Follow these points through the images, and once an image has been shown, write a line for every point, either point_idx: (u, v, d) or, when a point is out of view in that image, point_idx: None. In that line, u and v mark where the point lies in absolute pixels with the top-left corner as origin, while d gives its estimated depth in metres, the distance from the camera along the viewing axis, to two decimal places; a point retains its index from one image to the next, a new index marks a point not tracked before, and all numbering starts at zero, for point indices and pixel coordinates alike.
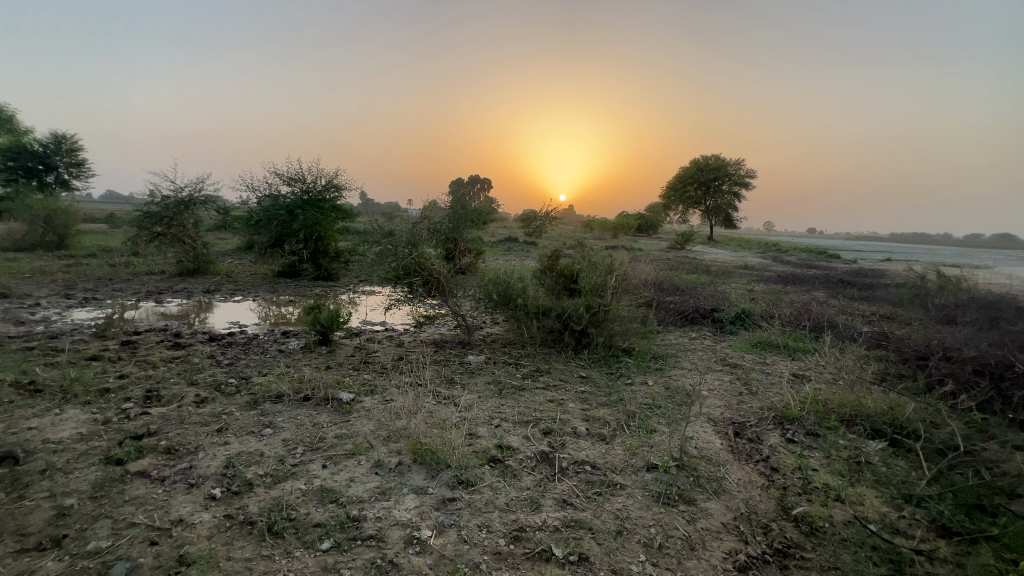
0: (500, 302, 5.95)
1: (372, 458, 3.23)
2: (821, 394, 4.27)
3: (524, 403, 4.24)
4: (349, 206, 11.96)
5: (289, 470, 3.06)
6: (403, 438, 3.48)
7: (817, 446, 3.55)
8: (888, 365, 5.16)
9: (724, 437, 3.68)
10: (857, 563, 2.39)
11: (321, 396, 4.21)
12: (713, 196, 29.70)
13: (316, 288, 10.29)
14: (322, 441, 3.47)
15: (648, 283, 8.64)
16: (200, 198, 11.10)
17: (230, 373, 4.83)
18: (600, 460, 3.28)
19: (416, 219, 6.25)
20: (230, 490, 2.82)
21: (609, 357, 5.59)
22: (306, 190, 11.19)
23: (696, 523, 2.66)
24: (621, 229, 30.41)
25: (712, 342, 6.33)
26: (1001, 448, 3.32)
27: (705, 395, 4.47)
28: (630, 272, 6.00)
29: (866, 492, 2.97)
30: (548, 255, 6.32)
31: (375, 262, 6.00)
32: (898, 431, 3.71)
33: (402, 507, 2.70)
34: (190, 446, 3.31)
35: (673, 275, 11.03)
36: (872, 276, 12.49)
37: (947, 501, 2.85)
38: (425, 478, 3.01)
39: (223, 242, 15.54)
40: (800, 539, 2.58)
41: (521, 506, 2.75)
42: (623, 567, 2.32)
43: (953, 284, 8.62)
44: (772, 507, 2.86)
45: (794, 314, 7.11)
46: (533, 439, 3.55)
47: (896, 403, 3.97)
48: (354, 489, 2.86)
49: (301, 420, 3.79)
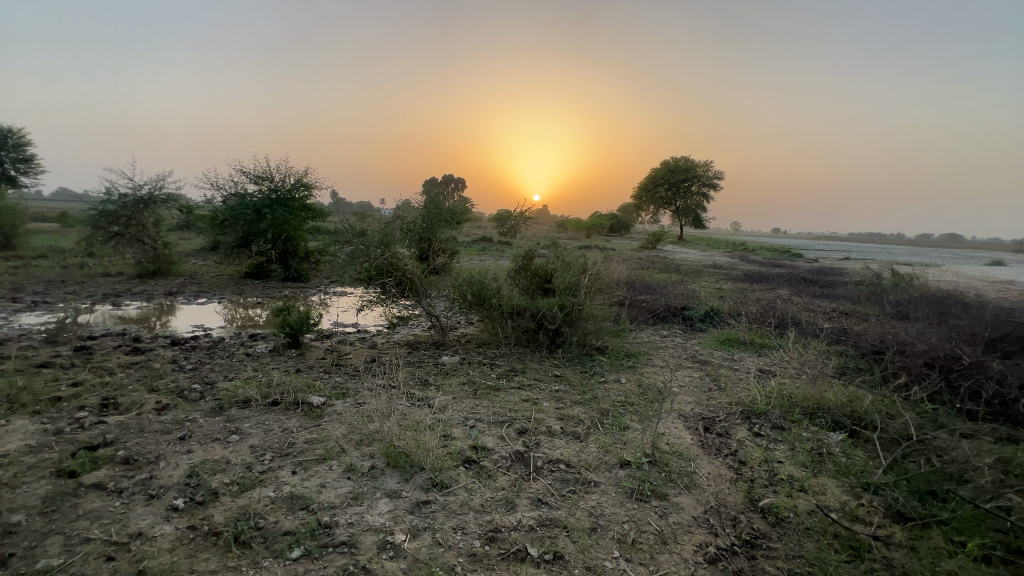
0: (474, 302, 5.93)
1: (344, 463, 3.16)
2: (785, 388, 4.43)
3: (499, 402, 4.24)
4: (318, 205, 11.70)
5: (257, 477, 2.96)
6: (376, 441, 3.42)
7: (782, 438, 3.68)
8: (847, 359, 5.39)
9: (694, 432, 3.76)
10: (819, 551, 2.48)
11: (290, 400, 4.10)
12: (683, 196, 30.38)
13: (286, 289, 10.04)
14: (291, 446, 3.38)
15: (621, 282, 8.77)
16: (161, 197, 10.65)
17: (193, 378, 4.65)
18: (574, 459, 3.30)
19: (389, 218, 6.15)
20: (193, 500, 2.72)
21: (583, 356, 5.65)
22: (274, 189, 10.89)
23: (668, 518, 2.71)
24: (594, 229, 30.74)
25: (683, 340, 6.49)
26: (950, 437, 3.51)
27: (676, 392, 4.57)
28: (602, 271, 6.09)
29: (827, 482, 3.10)
30: (522, 254, 6.33)
31: (346, 262, 5.87)
32: (856, 423, 3.88)
33: (375, 512, 2.66)
34: (150, 456, 3.17)
35: (645, 275, 11.23)
36: (833, 275, 12.97)
37: (902, 488, 3.00)
38: (398, 481, 2.97)
39: (186, 242, 14.95)
40: (766, 529, 2.67)
41: (496, 506, 2.74)
42: (598, 563, 2.34)
43: (907, 281, 9.07)
44: (741, 499, 2.94)
45: (760, 311, 7.35)
46: (508, 439, 3.55)
47: (854, 396, 4.15)
48: (325, 495, 2.80)
49: (270, 426, 3.69)
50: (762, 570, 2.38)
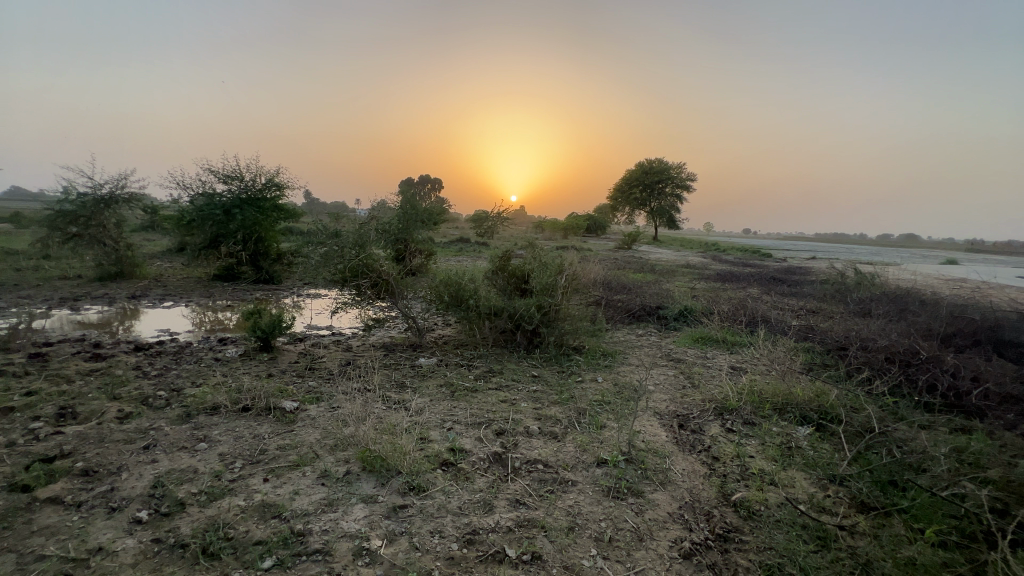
0: (451, 303, 5.89)
1: (318, 468, 3.09)
2: (755, 384, 4.55)
3: (477, 404, 4.23)
4: (291, 205, 11.43)
5: (226, 486, 2.87)
6: (351, 445, 3.36)
7: (753, 433, 3.78)
8: (813, 355, 5.58)
9: (669, 429, 3.83)
10: (789, 542, 2.56)
11: (262, 406, 3.99)
12: (657, 197, 30.92)
13: (257, 291, 9.78)
14: (263, 453, 3.29)
15: (597, 282, 8.86)
16: (123, 196, 10.23)
17: (158, 385, 4.46)
18: (552, 458, 3.32)
19: (364, 219, 6.05)
20: (158, 511, 2.61)
21: (560, 356, 5.68)
22: (245, 189, 10.58)
23: (643, 515, 2.75)
24: (572, 230, 30.98)
25: (658, 339, 6.59)
26: (909, 429, 3.67)
27: (651, 390, 4.64)
28: (579, 272, 6.14)
29: (796, 475, 3.20)
30: (499, 255, 6.33)
31: (319, 264, 5.74)
32: (823, 417, 4.02)
33: (350, 517, 2.61)
34: (112, 467, 3.03)
35: (621, 275, 11.38)
36: (801, 274, 13.38)
37: (865, 479, 3.12)
38: (375, 486, 2.92)
39: (150, 244, 14.39)
40: (739, 523, 2.73)
41: (474, 508, 2.73)
42: (576, 563, 2.36)
43: (869, 279, 9.46)
44: (714, 494, 3.01)
45: (731, 310, 7.54)
46: (486, 440, 3.55)
47: (821, 390, 4.29)
48: (298, 502, 2.73)
49: (240, 432, 3.58)
50: (735, 563, 2.44)
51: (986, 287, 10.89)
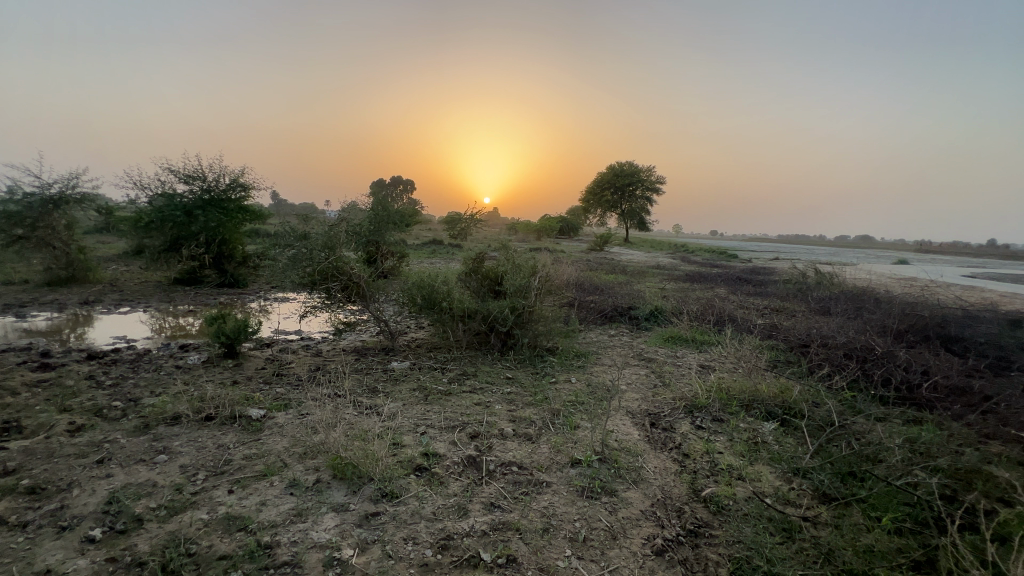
0: (424, 306, 5.83)
1: (286, 478, 3.00)
2: (723, 382, 4.68)
3: (451, 407, 4.19)
4: (257, 206, 11.06)
5: (188, 499, 2.75)
6: (321, 453, 3.28)
7: (721, 430, 3.88)
8: (778, 352, 5.77)
9: (641, 428, 3.89)
10: (756, 535, 2.63)
11: (226, 414, 3.85)
12: (628, 200, 31.50)
13: (221, 295, 9.44)
14: (228, 463, 3.17)
15: (569, 283, 8.94)
16: (75, 197, 9.70)
17: (114, 395, 4.23)
18: (526, 460, 3.32)
19: (333, 220, 5.90)
20: (113, 528, 2.48)
21: (534, 357, 5.70)
22: (207, 189, 10.16)
23: (617, 513, 2.78)
24: (544, 232, 31.16)
25: (630, 339, 6.70)
26: (866, 422, 3.84)
27: (624, 389, 4.71)
28: (552, 273, 6.18)
29: (763, 469, 3.30)
30: (472, 257, 6.30)
31: (287, 266, 5.58)
32: (787, 412, 4.17)
33: (320, 527, 2.54)
34: (62, 483, 2.86)
35: (593, 276, 11.55)
36: (765, 274, 13.86)
37: (827, 471, 3.25)
38: (346, 494, 2.86)
39: (104, 246, 13.68)
40: (709, 518, 2.80)
41: (448, 513, 2.70)
42: (551, 564, 2.36)
43: (828, 279, 9.85)
44: (685, 491, 3.07)
45: (700, 310, 7.74)
46: (460, 444, 3.51)
47: (785, 387, 4.45)
48: (265, 514, 2.64)
49: (203, 442, 3.44)
50: (705, 557, 2.49)
51: (935, 286, 11.49)
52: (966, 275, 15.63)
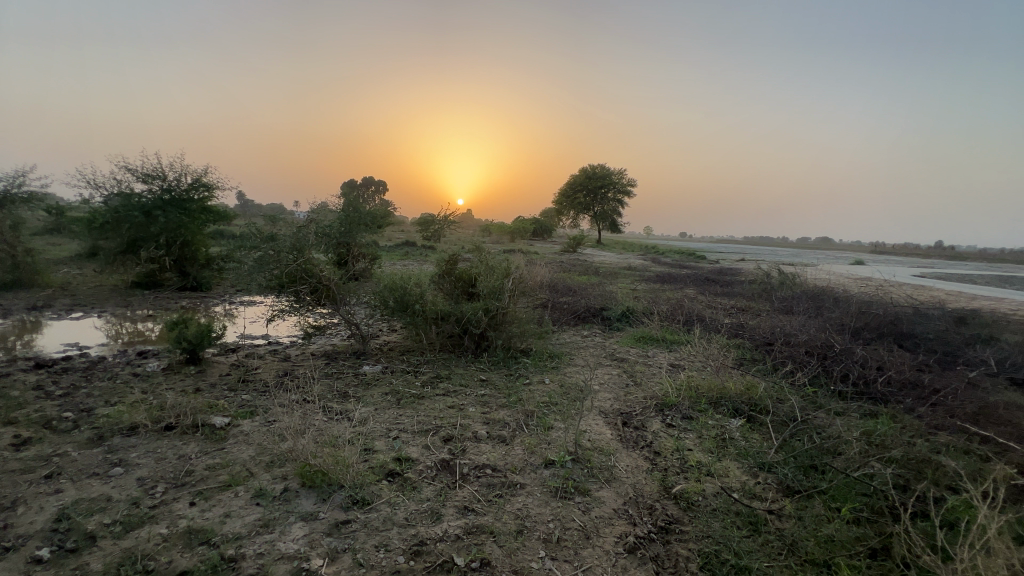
0: (396, 308, 5.76)
1: (252, 488, 2.90)
2: (692, 380, 4.79)
3: (424, 411, 4.15)
4: (221, 207, 10.67)
5: (146, 513, 2.62)
6: (289, 461, 3.18)
7: (691, 427, 3.97)
8: (744, 350, 5.94)
9: (613, 427, 3.94)
10: (724, 529, 2.70)
11: (187, 423, 3.69)
12: (600, 202, 31.96)
13: (183, 299, 9.07)
14: (189, 474, 3.04)
15: (543, 285, 9.00)
16: (21, 196, 9.12)
17: (64, 406, 4.00)
18: (500, 462, 3.31)
19: (302, 221, 5.75)
20: (62, 548, 2.34)
21: (508, 359, 5.71)
22: (167, 189, 9.70)
23: (590, 513, 2.81)
24: (518, 234, 31.20)
25: (602, 339, 6.79)
26: (827, 417, 4.00)
27: (596, 389, 4.77)
28: (525, 275, 6.21)
29: (730, 465, 3.39)
30: (446, 259, 6.26)
31: (253, 269, 5.41)
32: (753, 408, 4.30)
33: (288, 538, 2.47)
34: (5, 502, 2.68)
35: (566, 278, 11.67)
36: (732, 275, 14.30)
37: (790, 464, 3.36)
38: (315, 502, 2.78)
39: (53, 248, 12.91)
40: (679, 514, 2.85)
41: (421, 518, 2.67)
42: (524, 565, 2.36)
43: (790, 279, 10.24)
44: (656, 488, 3.12)
45: (670, 310, 7.91)
46: (433, 447, 3.48)
47: (750, 384, 4.59)
48: (230, 526, 2.54)
49: (162, 453, 3.28)
50: (676, 553, 2.53)
51: (889, 285, 12.10)
52: (917, 275, 16.52)
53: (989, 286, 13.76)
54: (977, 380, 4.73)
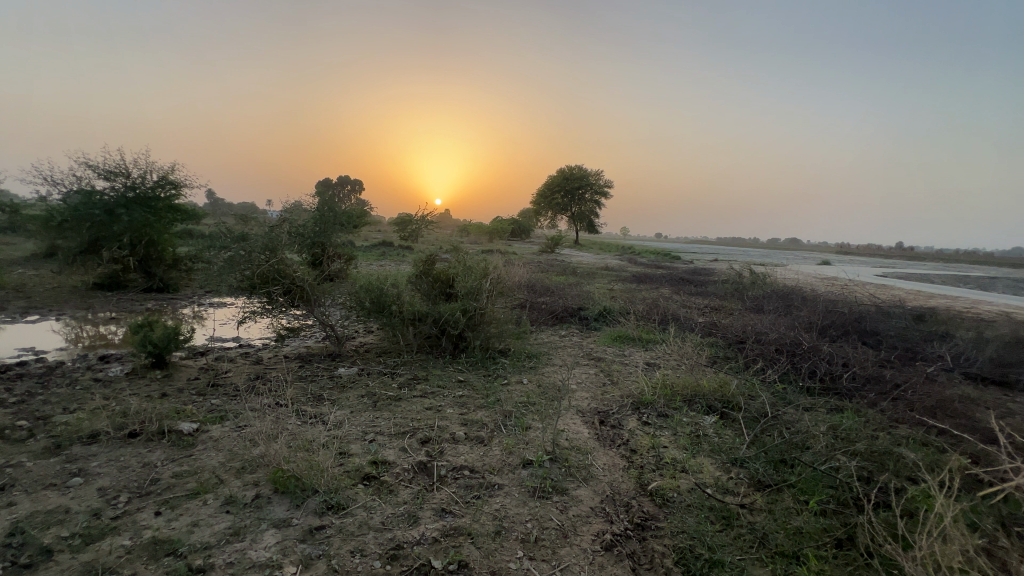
0: (372, 309, 5.68)
1: (222, 495, 2.82)
2: (667, 378, 4.88)
3: (401, 413, 4.10)
4: (190, 205, 10.31)
5: (108, 525, 2.51)
6: (261, 466, 3.10)
7: (666, 425, 4.04)
8: (717, 348, 6.07)
9: (591, 426, 3.97)
10: (698, 524, 2.75)
11: (153, 430, 3.56)
12: (578, 203, 32.22)
13: (149, 301, 8.73)
14: (155, 483, 2.93)
15: (521, 285, 9.02)
16: None
17: (18, 414, 3.80)
18: (478, 463, 3.30)
19: (274, 220, 5.61)
20: (16, 563, 2.22)
21: (486, 359, 5.69)
22: (132, 187, 9.28)
23: (568, 511, 2.82)
24: (496, 234, 31.17)
25: (580, 338, 6.84)
26: (795, 412, 4.13)
27: (574, 389, 4.80)
28: (503, 275, 6.21)
29: (704, 461, 3.46)
30: (423, 259, 6.20)
31: (223, 269, 5.25)
32: (725, 405, 4.39)
33: (260, 546, 2.40)
34: None
35: (544, 277, 11.73)
36: (706, 275, 14.59)
37: (761, 459, 3.45)
38: (288, 508, 2.72)
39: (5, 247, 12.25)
40: (655, 511, 2.89)
41: (397, 522, 2.63)
42: (502, 566, 2.36)
43: (761, 278, 10.52)
44: (633, 485, 3.16)
45: (646, 309, 8.03)
46: (410, 450, 3.44)
47: (723, 381, 4.69)
48: (198, 535, 2.46)
49: (125, 462, 3.15)
50: (652, 550, 2.57)
51: (854, 285, 12.55)
52: (880, 275, 17.15)
53: (946, 285, 14.43)
54: (934, 375, 4.96)
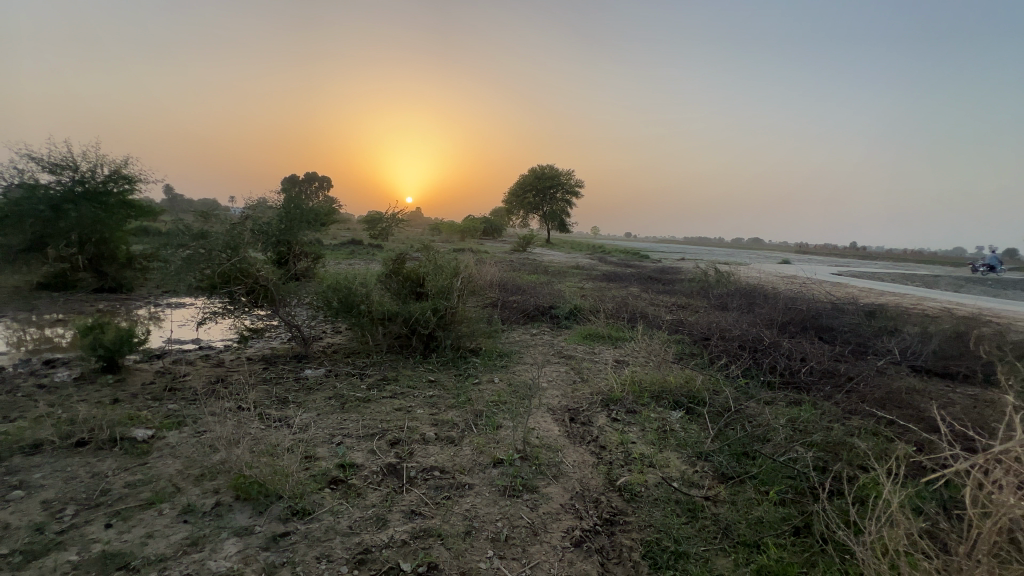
0: (340, 309, 5.56)
1: (179, 504, 2.70)
2: (636, 374, 4.97)
3: (370, 414, 4.02)
4: (145, 201, 9.81)
5: (52, 540, 2.37)
6: (222, 473, 2.99)
7: (634, 421, 4.11)
8: (683, 344, 6.23)
9: (561, 424, 4.01)
10: (665, 517, 2.82)
11: (103, 438, 3.37)
12: (549, 202, 32.43)
13: (100, 302, 8.27)
14: (106, 493, 2.78)
15: (493, 284, 9.01)
16: None
17: None
18: (448, 463, 3.27)
19: (237, 218, 5.41)
20: None
21: (457, 358, 5.66)
22: (80, 181, 8.73)
23: (538, 509, 2.84)
24: (468, 233, 31.00)
25: (551, 337, 6.90)
26: (757, 406, 4.28)
27: (545, 387, 4.83)
28: (474, 274, 6.20)
29: (670, 455, 3.54)
30: (393, 258, 6.11)
31: (182, 268, 5.03)
32: (691, 400, 4.51)
33: (220, 555, 2.31)
34: None
35: (516, 276, 11.76)
36: (673, 274, 14.93)
37: (725, 452, 3.56)
38: (250, 515, 2.63)
39: None
40: (623, 506, 2.94)
41: (366, 526, 2.59)
42: (472, 566, 2.35)
43: (726, 277, 10.84)
44: (602, 481, 3.20)
45: (615, 307, 8.17)
46: (379, 452, 3.39)
47: (689, 377, 4.82)
48: (152, 547, 2.35)
49: (71, 473, 2.98)
50: (620, 544, 2.61)
51: (812, 283, 13.09)
52: (836, 273, 17.95)
53: (896, 283, 15.18)
54: (884, 369, 5.23)
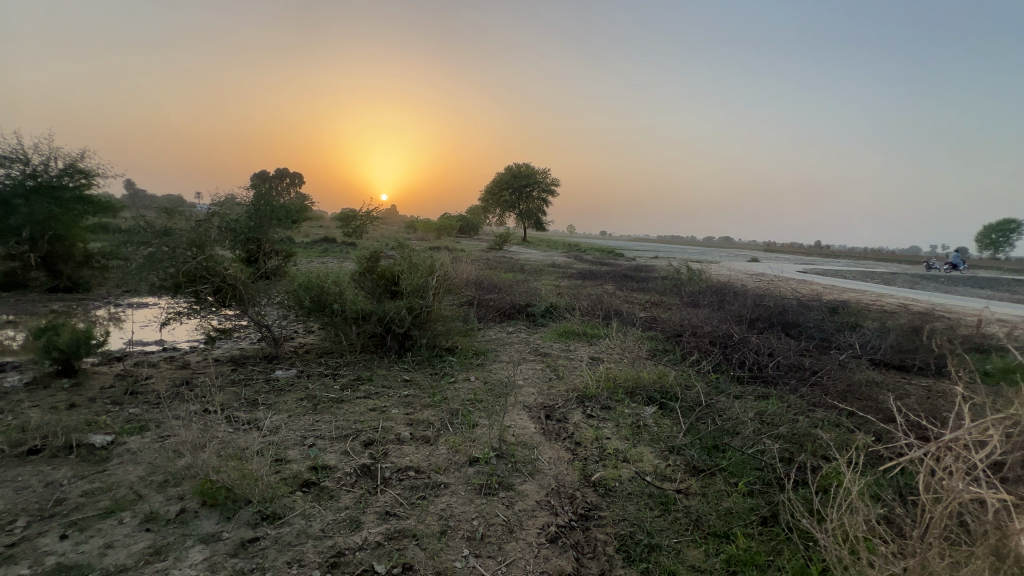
0: (312, 308, 5.44)
1: (141, 512, 2.59)
2: (611, 371, 5.04)
3: (343, 415, 3.95)
4: (105, 197, 9.38)
5: (1, 554, 2.24)
6: (187, 478, 2.89)
7: (609, 417, 4.17)
8: (657, 341, 6.35)
9: (537, 421, 4.03)
10: (638, 511, 2.86)
11: (58, 445, 3.21)
12: (525, 200, 32.46)
13: (55, 302, 7.86)
14: (61, 503, 2.65)
15: (468, 282, 8.96)
16: None
17: None
18: (423, 463, 3.24)
19: (203, 214, 5.24)
20: None
21: (432, 357, 5.61)
22: (32, 175, 8.28)
23: (514, 506, 2.85)
24: (444, 231, 30.75)
25: (527, 334, 6.92)
26: (727, 401, 4.39)
27: (521, 385, 4.85)
28: (450, 271, 6.15)
29: (644, 450, 3.60)
30: (367, 255, 6.01)
31: (143, 267, 4.83)
32: (664, 395, 4.60)
33: (185, 564, 2.23)
34: None
35: (492, 274, 11.74)
36: (647, 272, 15.16)
37: (696, 445, 3.65)
38: (217, 521, 2.55)
39: None
40: (598, 501, 2.98)
41: (338, 528, 2.54)
42: (447, 566, 2.33)
43: (698, 275, 11.09)
44: (577, 477, 3.23)
45: (590, 305, 8.25)
46: (353, 453, 3.33)
47: (662, 372, 4.92)
48: (112, 558, 2.25)
49: (23, 483, 2.82)
50: (595, 539, 2.64)
51: (779, 281, 13.46)
52: (802, 271, 18.45)
53: (858, 281, 15.68)
54: (845, 362, 5.45)
